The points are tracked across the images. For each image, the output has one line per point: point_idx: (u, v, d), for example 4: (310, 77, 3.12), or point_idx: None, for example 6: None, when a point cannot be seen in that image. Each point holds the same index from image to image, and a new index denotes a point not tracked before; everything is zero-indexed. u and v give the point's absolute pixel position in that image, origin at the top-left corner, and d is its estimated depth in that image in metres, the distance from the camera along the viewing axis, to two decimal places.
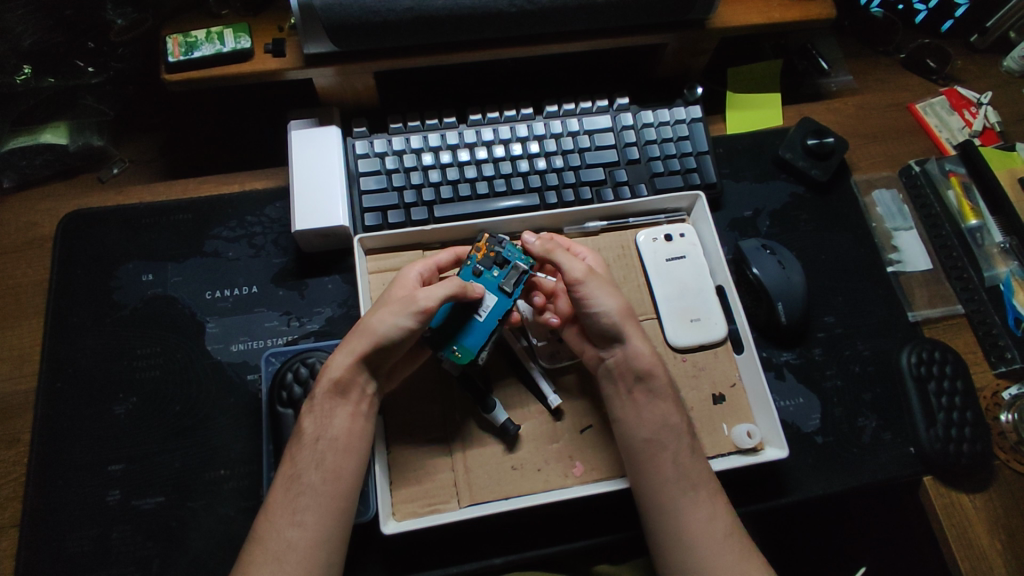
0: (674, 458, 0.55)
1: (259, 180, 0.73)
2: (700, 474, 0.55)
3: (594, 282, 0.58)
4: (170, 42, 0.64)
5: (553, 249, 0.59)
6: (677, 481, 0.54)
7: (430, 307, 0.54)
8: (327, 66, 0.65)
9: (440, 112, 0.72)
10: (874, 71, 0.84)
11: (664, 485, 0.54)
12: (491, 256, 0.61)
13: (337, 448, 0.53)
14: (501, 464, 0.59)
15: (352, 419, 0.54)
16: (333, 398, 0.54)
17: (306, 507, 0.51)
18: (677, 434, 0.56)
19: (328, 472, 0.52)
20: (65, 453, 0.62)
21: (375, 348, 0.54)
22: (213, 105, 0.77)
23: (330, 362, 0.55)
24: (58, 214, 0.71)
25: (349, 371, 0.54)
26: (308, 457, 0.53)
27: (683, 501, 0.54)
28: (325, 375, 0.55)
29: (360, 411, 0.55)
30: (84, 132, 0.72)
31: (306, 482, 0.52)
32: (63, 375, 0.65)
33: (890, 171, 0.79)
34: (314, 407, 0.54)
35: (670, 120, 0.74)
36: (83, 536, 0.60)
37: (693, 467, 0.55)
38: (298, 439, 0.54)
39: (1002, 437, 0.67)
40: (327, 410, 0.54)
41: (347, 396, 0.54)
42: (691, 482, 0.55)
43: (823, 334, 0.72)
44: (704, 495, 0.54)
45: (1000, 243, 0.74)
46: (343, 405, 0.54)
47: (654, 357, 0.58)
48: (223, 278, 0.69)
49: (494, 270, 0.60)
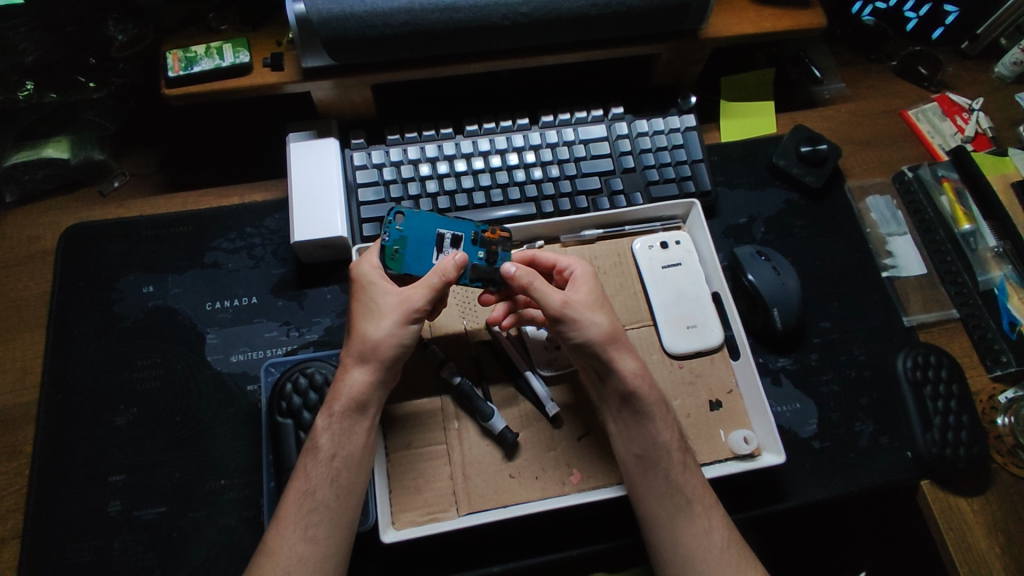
0: (667, 472, 0.55)
1: (258, 192, 0.74)
2: (695, 488, 0.55)
3: (576, 309, 0.56)
4: (170, 57, 0.65)
5: (528, 282, 0.56)
6: (672, 497, 0.55)
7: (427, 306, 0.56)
8: (325, 80, 0.66)
9: (438, 123, 0.73)
10: (865, 79, 0.85)
11: (659, 500, 0.55)
12: (497, 247, 0.60)
13: (352, 465, 0.54)
14: (500, 473, 0.60)
15: (368, 436, 0.55)
16: (352, 416, 0.54)
17: (318, 523, 0.52)
18: (669, 451, 0.56)
19: (341, 488, 0.53)
20: (68, 465, 0.63)
21: (386, 357, 0.55)
22: (211, 118, 0.78)
23: (345, 378, 0.55)
24: (59, 227, 0.72)
25: (367, 388, 0.55)
26: (323, 474, 0.53)
27: (679, 516, 0.54)
28: (344, 393, 0.55)
29: (375, 425, 0.56)
30: (86, 146, 0.72)
31: (320, 497, 0.52)
32: (65, 387, 0.65)
33: (884, 177, 0.80)
34: (333, 424, 0.54)
35: (664, 129, 0.74)
36: (85, 547, 0.60)
37: (689, 481, 0.55)
38: (312, 454, 0.54)
39: (999, 441, 0.67)
40: (346, 428, 0.54)
41: (365, 412, 0.55)
42: (689, 497, 0.55)
43: (819, 339, 0.72)
44: (700, 509, 0.55)
45: (994, 248, 0.74)
46: (361, 422, 0.55)
47: (643, 373, 0.57)
48: (224, 290, 0.70)
49: (479, 253, 0.61)
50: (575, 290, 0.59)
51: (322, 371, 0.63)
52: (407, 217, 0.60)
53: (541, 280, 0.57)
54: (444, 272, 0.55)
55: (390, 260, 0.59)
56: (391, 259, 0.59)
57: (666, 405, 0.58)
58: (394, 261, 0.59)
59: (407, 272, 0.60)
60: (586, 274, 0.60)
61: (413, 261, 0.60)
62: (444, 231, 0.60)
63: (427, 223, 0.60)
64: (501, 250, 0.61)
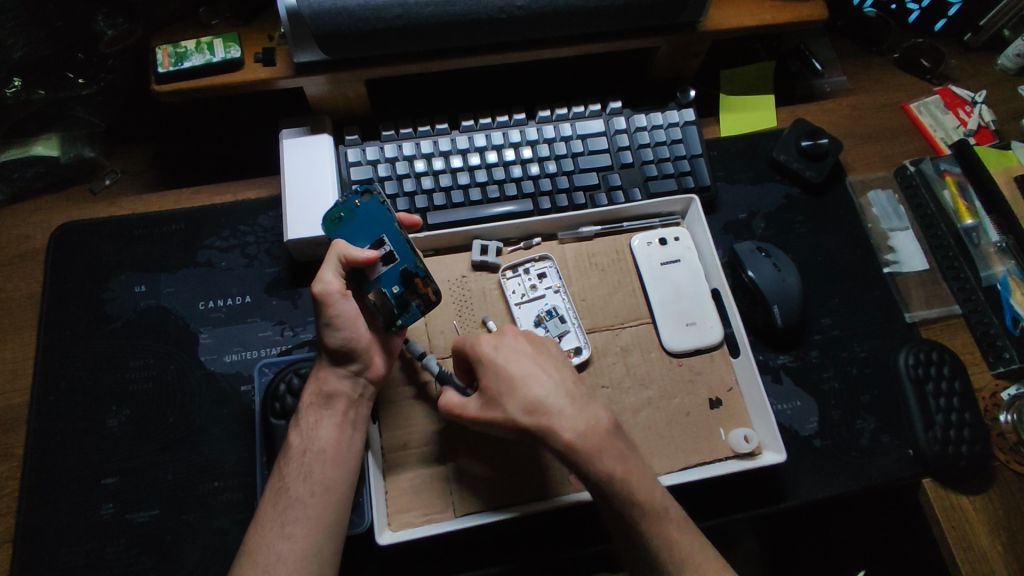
0: (652, 525, 0.56)
1: (251, 190, 0.73)
2: (682, 538, 0.55)
3: (500, 391, 0.58)
4: (160, 52, 0.64)
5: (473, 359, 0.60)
6: (655, 549, 0.56)
7: (332, 287, 0.57)
8: (319, 75, 0.65)
9: (433, 119, 0.72)
10: (867, 72, 0.84)
11: (645, 551, 0.56)
12: (414, 300, 0.59)
13: (323, 459, 0.55)
14: (497, 473, 0.59)
15: (337, 429, 0.56)
16: (317, 411, 0.57)
17: (295, 520, 0.52)
18: (655, 509, 0.56)
19: (315, 485, 0.53)
20: (60, 467, 0.62)
21: (337, 349, 0.58)
22: (203, 113, 0.77)
23: (316, 375, 0.59)
24: (50, 225, 0.71)
25: (330, 382, 0.58)
26: (296, 471, 0.54)
27: (667, 564, 0.55)
28: (313, 388, 0.59)
29: (347, 420, 0.57)
30: (76, 144, 0.71)
31: (293, 495, 0.53)
32: (57, 388, 0.65)
33: (885, 171, 0.79)
34: (303, 420, 0.57)
35: (663, 124, 0.73)
36: (77, 550, 0.60)
37: (674, 534, 0.55)
38: (287, 455, 0.56)
39: (1001, 438, 0.67)
40: (313, 422, 0.57)
41: (332, 406, 0.57)
42: (676, 543, 0.56)
43: (820, 336, 0.71)
44: (687, 554, 0.55)
45: (996, 243, 0.74)
46: (327, 416, 0.56)
47: (590, 437, 0.55)
48: (217, 289, 0.69)
49: (395, 287, 0.59)
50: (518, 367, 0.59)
51: None
52: (369, 200, 0.60)
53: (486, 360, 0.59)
54: (337, 250, 0.57)
55: (330, 223, 0.61)
56: (332, 222, 0.61)
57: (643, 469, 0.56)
58: (333, 225, 0.61)
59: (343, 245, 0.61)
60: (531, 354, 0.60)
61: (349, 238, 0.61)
62: (386, 238, 0.59)
63: (380, 221, 0.60)
64: (415, 304, 0.59)
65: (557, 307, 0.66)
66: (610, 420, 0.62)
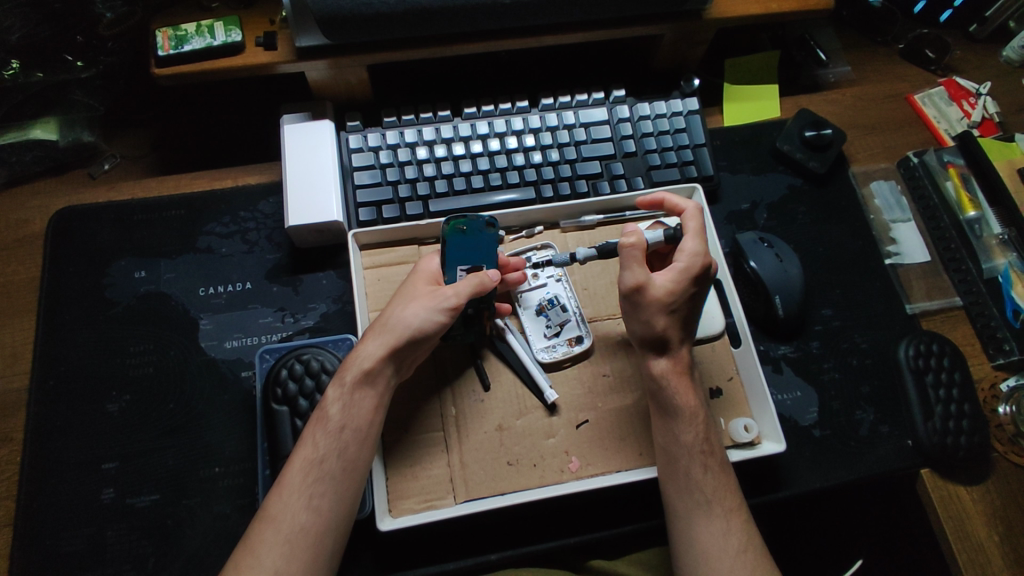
0: (686, 470, 0.54)
1: (251, 175, 0.72)
2: (716, 488, 0.54)
3: (638, 303, 0.56)
4: (160, 35, 0.63)
5: (621, 247, 0.56)
6: (692, 493, 0.53)
7: (461, 305, 0.56)
8: (320, 60, 0.64)
9: (434, 105, 0.72)
10: (872, 63, 0.83)
11: (680, 494, 0.54)
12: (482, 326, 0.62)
13: (359, 438, 0.52)
14: (498, 461, 0.59)
15: (375, 412, 0.54)
16: (360, 389, 0.53)
17: (323, 493, 0.50)
18: (696, 452, 0.54)
19: (348, 461, 0.52)
20: (60, 452, 0.62)
21: (407, 343, 0.55)
22: (202, 99, 0.76)
23: (361, 349, 0.55)
24: (49, 210, 0.70)
25: (381, 364, 0.54)
26: (332, 444, 0.52)
27: (697, 512, 0.53)
28: (356, 363, 0.54)
29: (384, 404, 0.55)
30: (74, 128, 0.71)
31: (326, 468, 0.51)
32: (56, 373, 0.64)
33: (888, 163, 0.79)
34: (343, 394, 0.53)
35: (666, 112, 0.73)
36: (78, 534, 0.60)
37: (711, 482, 0.54)
38: (321, 422, 0.53)
39: (1000, 429, 0.67)
40: (354, 398, 0.53)
41: (374, 388, 0.54)
42: (707, 495, 0.53)
43: (821, 326, 0.71)
44: (719, 510, 0.53)
45: (999, 235, 0.73)
46: (370, 396, 0.54)
47: (676, 375, 0.57)
48: (217, 275, 0.69)
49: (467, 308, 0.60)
50: (664, 277, 0.56)
51: (319, 358, 0.62)
52: (495, 233, 0.59)
53: (634, 253, 0.55)
54: (483, 281, 0.56)
55: (450, 228, 0.59)
56: (454, 228, 0.59)
57: (701, 410, 0.56)
58: (454, 232, 0.59)
59: (444, 246, 0.60)
60: (699, 270, 0.57)
61: (455, 247, 0.59)
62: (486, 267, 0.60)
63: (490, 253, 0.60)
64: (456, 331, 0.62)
65: (559, 296, 0.65)
66: (610, 409, 0.61)
